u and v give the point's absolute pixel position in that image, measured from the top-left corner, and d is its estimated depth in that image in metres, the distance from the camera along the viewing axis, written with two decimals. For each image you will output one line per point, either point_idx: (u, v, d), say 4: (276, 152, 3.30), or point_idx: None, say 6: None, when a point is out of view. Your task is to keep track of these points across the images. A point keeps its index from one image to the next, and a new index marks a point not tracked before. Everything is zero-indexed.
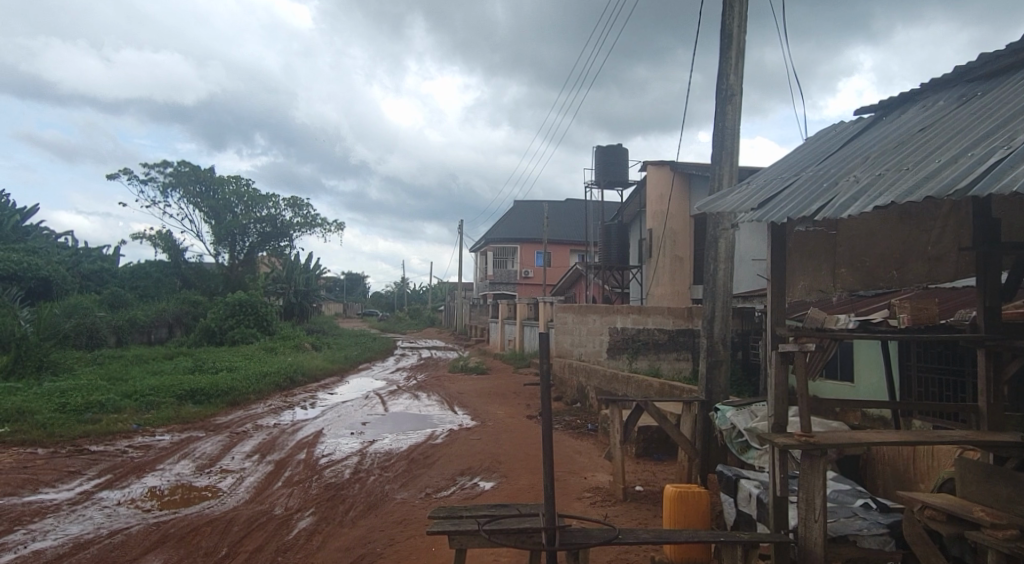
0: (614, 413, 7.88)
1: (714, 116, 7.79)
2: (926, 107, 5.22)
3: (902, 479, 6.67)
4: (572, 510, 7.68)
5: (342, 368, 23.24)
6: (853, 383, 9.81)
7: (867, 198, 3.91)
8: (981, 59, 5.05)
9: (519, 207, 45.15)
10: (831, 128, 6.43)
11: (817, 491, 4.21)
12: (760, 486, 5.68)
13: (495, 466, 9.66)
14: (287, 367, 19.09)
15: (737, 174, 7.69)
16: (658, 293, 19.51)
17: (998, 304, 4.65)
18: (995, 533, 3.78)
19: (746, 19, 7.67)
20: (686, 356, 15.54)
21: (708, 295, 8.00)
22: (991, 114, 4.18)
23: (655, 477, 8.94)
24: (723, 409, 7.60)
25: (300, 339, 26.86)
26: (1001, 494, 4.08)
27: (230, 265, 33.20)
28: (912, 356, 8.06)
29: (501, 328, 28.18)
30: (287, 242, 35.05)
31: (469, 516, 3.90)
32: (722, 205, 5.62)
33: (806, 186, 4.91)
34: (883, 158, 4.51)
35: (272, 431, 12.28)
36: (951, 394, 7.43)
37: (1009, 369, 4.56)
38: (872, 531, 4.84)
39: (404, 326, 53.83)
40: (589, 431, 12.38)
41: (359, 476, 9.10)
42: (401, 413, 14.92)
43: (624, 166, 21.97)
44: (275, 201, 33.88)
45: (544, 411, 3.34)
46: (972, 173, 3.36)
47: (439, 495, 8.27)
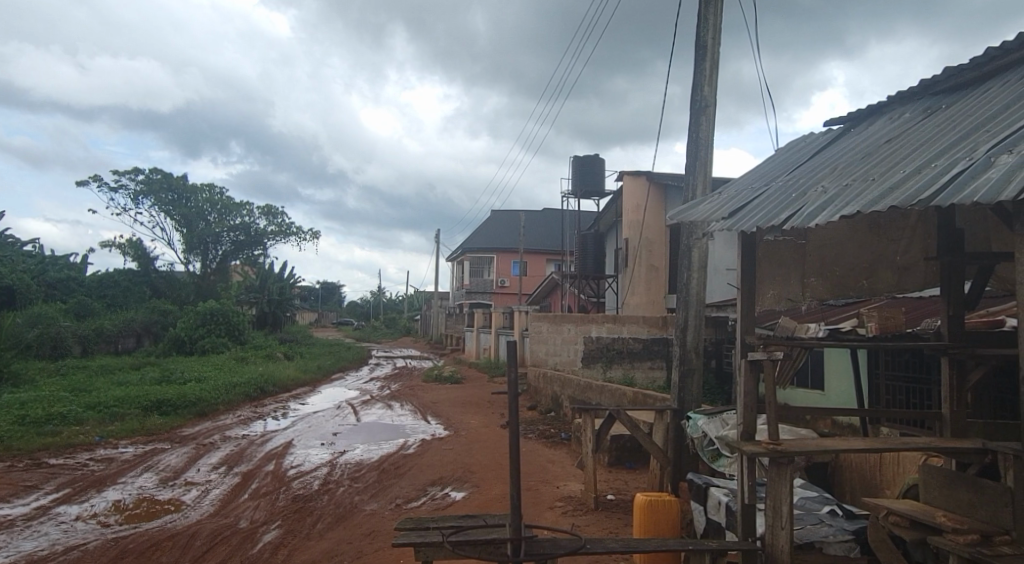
0: (586, 422, 7.83)
1: (688, 126, 7.86)
2: (892, 119, 5.29)
3: (868, 486, 6.77)
4: (543, 520, 7.64)
5: (315, 378, 22.98)
6: (824, 391, 9.94)
7: (835, 207, 3.95)
8: (944, 73, 5.12)
9: (497, 215, 45.19)
10: (801, 139, 6.50)
11: (784, 499, 4.21)
12: (729, 495, 5.71)
13: (467, 476, 9.59)
14: (258, 377, 18.81)
15: (710, 184, 7.73)
16: (633, 302, 19.62)
17: (961, 314, 4.71)
18: (957, 538, 3.81)
19: (720, 31, 7.76)
20: (660, 364, 15.65)
21: (682, 304, 8.01)
22: (954, 125, 4.24)
23: (627, 485, 8.93)
24: (695, 417, 7.63)
25: (272, 348, 26.50)
26: (963, 500, 4.12)
27: (201, 274, 32.77)
28: (881, 365, 8.21)
29: (476, 337, 28.16)
30: (260, 251, 34.71)
31: (435, 527, 3.84)
32: (694, 213, 5.67)
33: (777, 195, 4.96)
34: (850, 169, 4.56)
35: (240, 442, 12.06)
36: (918, 402, 7.55)
37: (971, 377, 4.64)
38: (838, 537, 4.87)
39: (379, 336, 53.39)
40: (562, 440, 12.38)
41: (328, 488, 8.96)
42: (374, 423, 14.77)
43: (600, 176, 22.11)
44: (249, 209, 33.60)
45: (512, 419, 3.28)
46: (935, 183, 3.38)
47: (409, 506, 8.18)
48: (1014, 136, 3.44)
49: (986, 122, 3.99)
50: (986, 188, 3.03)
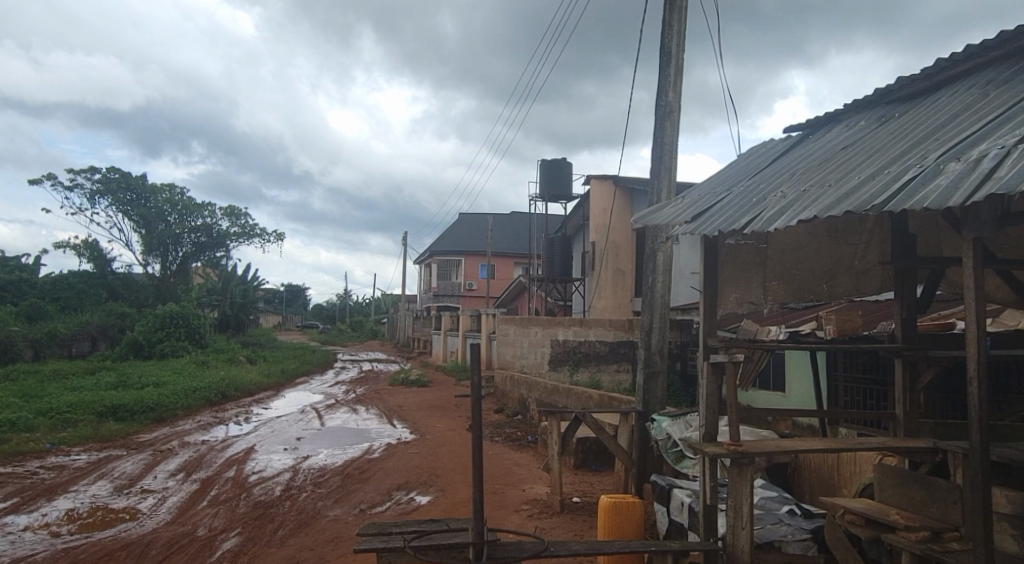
0: (552, 424, 7.85)
1: (653, 131, 7.95)
2: (849, 127, 5.42)
3: (825, 485, 6.92)
4: (507, 524, 7.62)
5: (278, 381, 22.61)
6: (785, 393, 10.13)
7: (793, 212, 4.03)
8: (898, 82, 5.25)
9: (464, 218, 45.12)
10: (762, 145, 6.61)
11: (745, 499, 4.26)
12: (692, 495, 5.79)
13: (433, 480, 9.52)
14: (220, 382, 18.42)
15: (674, 188, 7.81)
16: (600, 305, 19.77)
17: (914, 317, 4.84)
18: (909, 535, 3.91)
19: (684, 38, 7.86)
20: (626, 367, 15.76)
21: (647, 307, 8.07)
22: (907, 133, 4.35)
23: (592, 487, 8.97)
24: (659, 420, 7.74)
25: (234, 352, 25.99)
26: (916, 498, 4.22)
27: (161, 276, 32.02)
28: (841, 367, 8.40)
29: (444, 340, 28.05)
30: (223, 252, 34.10)
31: (397, 532, 3.80)
32: (659, 217, 5.74)
33: (738, 200, 5.04)
34: (808, 175, 4.66)
35: (199, 447, 11.79)
36: (874, 403, 7.75)
37: (923, 378, 4.77)
38: (797, 537, 4.96)
39: (345, 339, 52.83)
40: (528, 443, 12.39)
41: (290, 494, 8.81)
42: (339, 427, 14.59)
43: (567, 179, 22.23)
44: (210, 210, 32.99)
45: (475, 423, 3.25)
46: (886, 190, 3.47)
47: (373, 511, 8.09)
48: (962, 143, 3.55)
49: (936, 130, 4.10)
50: (935, 194, 3.11)
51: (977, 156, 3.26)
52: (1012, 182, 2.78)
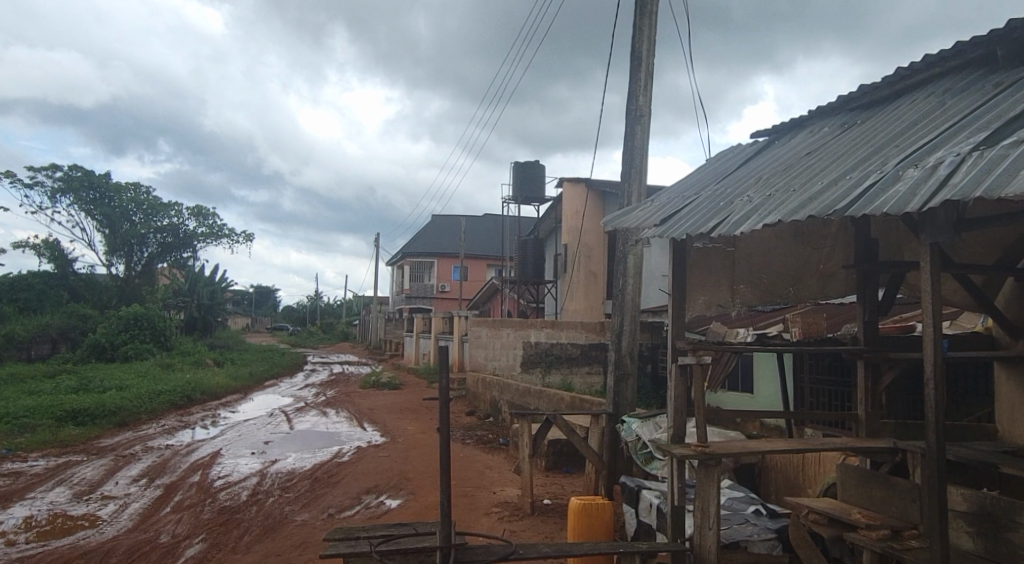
0: (523, 427, 7.85)
1: (624, 135, 8.01)
2: (813, 133, 5.51)
3: (791, 485, 7.03)
4: (477, 527, 7.60)
5: (246, 384, 22.26)
6: (753, 394, 10.30)
7: (758, 216, 4.09)
8: (860, 89, 5.35)
9: (437, 220, 44.95)
10: (729, 150, 6.70)
11: (712, 500, 4.30)
12: (660, 496, 5.85)
13: (403, 483, 9.46)
14: (185, 385, 18.08)
15: (645, 192, 7.88)
16: (572, 307, 19.87)
17: (877, 320, 4.93)
18: (870, 534, 3.98)
19: (654, 43, 7.94)
20: (597, 370, 15.85)
21: (617, 309, 8.11)
22: (867, 140, 4.44)
23: (563, 489, 8.99)
24: (629, 421, 7.85)
25: (201, 354, 25.51)
26: (876, 496, 4.31)
27: (125, 276, 31.32)
28: (806, 369, 8.57)
29: (416, 342, 27.90)
30: (189, 253, 33.49)
31: (365, 537, 3.76)
32: (627, 220, 5.78)
33: (705, 204, 5.09)
34: (773, 180, 4.73)
35: (163, 452, 11.55)
36: (838, 403, 7.91)
37: (884, 379, 4.87)
38: (762, 537, 5.04)
39: (316, 341, 52.26)
40: (500, 445, 12.37)
41: (257, 498, 8.68)
42: (307, 431, 14.41)
43: (540, 182, 22.28)
44: (176, 210, 32.38)
45: (443, 426, 3.24)
46: (848, 196, 3.54)
47: (342, 515, 8.00)
48: (919, 151, 3.63)
49: (896, 137, 4.18)
50: (894, 200, 3.18)
51: (933, 164, 3.34)
52: (966, 190, 2.85)
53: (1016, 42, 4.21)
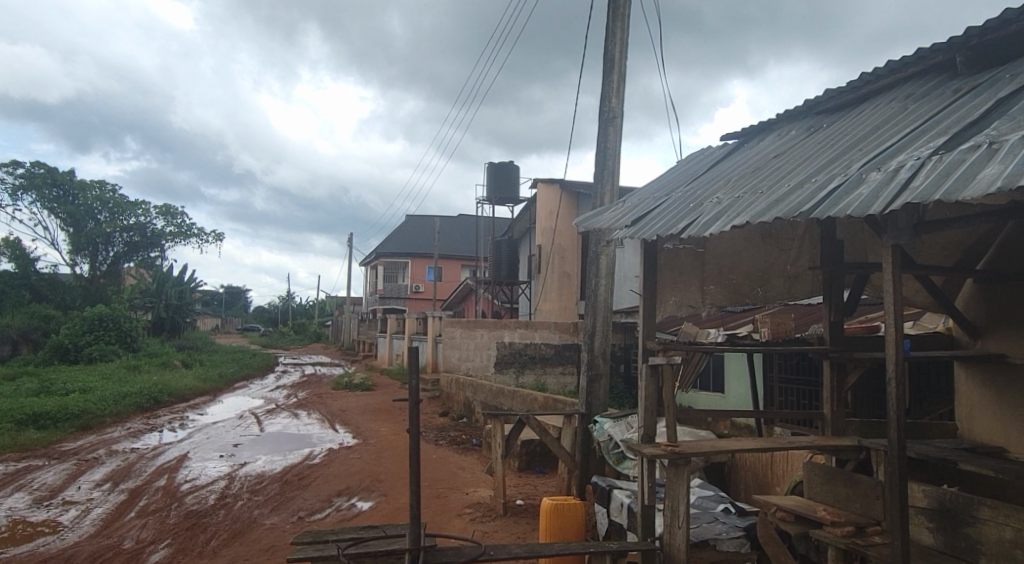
0: (495, 427, 7.84)
1: (596, 136, 8.04)
2: (780, 136, 5.60)
3: (759, 484, 7.13)
4: (450, 528, 7.57)
5: (215, 386, 21.91)
6: (723, 394, 10.42)
7: (726, 218, 4.14)
8: (826, 94, 5.44)
9: (411, 220, 44.75)
10: (699, 152, 6.76)
11: (681, 499, 4.33)
12: (631, 495, 5.88)
13: (374, 485, 9.38)
14: (152, 387, 17.73)
15: (617, 193, 7.92)
16: (546, 308, 19.92)
17: (842, 320, 5.02)
18: (834, 530, 4.04)
19: (627, 45, 7.99)
20: (571, 370, 15.89)
21: (590, 310, 8.13)
22: (833, 143, 4.52)
23: (536, 490, 9.00)
24: (601, 421, 7.90)
25: (168, 355, 25.05)
26: (841, 493, 4.39)
27: (90, 276, 30.64)
28: (775, 368, 8.69)
29: (389, 343, 27.73)
30: (157, 252, 32.88)
31: (333, 540, 3.71)
32: (600, 221, 5.81)
33: (676, 205, 5.13)
34: (742, 182, 4.78)
35: (128, 456, 11.31)
36: (806, 403, 8.01)
37: (850, 378, 4.96)
38: (730, 535, 5.10)
39: (287, 342, 51.66)
40: (473, 446, 12.34)
41: (225, 502, 8.54)
42: (278, 433, 14.23)
43: (514, 183, 22.29)
44: (143, 208, 31.76)
45: (412, 426, 3.21)
46: (813, 198, 3.59)
47: (312, 518, 7.91)
48: (882, 154, 3.70)
49: (859, 141, 4.26)
50: (857, 202, 3.23)
51: (896, 167, 3.40)
52: (925, 193, 2.91)
53: (974, 48, 4.32)
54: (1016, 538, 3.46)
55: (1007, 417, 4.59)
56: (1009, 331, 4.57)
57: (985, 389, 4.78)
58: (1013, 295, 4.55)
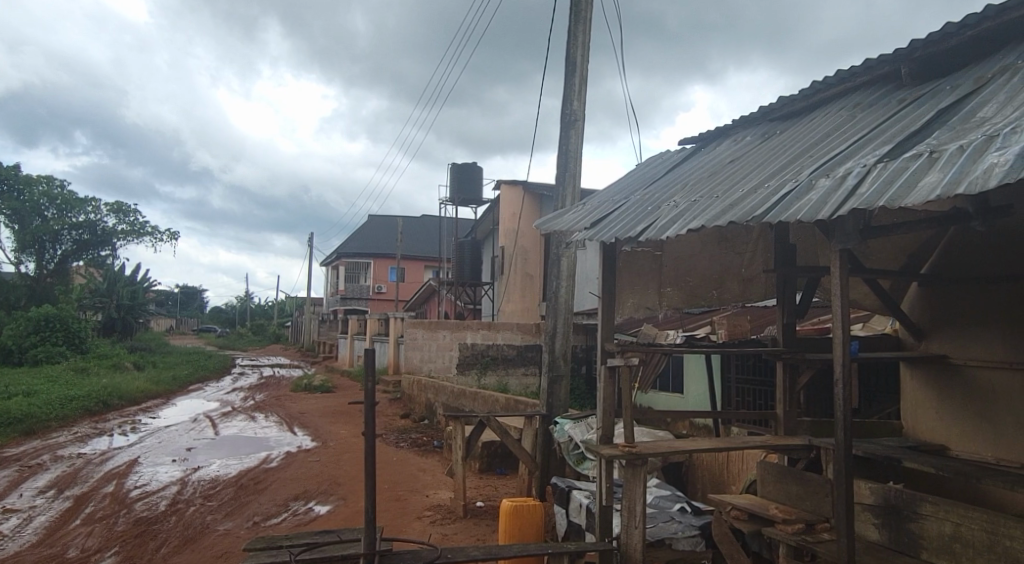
0: (456, 429, 7.80)
1: (559, 139, 8.08)
2: (736, 141, 5.70)
3: (716, 483, 7.25)
4: (409, 531, 7.51)
5: (168, 389, 21.32)
6: (683, 394, 10.57)
7: (682, 221, 4.20)
8: (780, 101, 5.56)
9: (374, 220, 44.36)
10: (658, 155, 6.84)
11: (638, 499, 4.36)
12: (590, 496, 5.93)
13: (333, 488, 9.25)
14: (102, 390, 17.19)
15: (579, 195, 7.96)
16: (509, 309, 19.92)
17: (794, 322, 5.13)
18: (786, 527, 4.13)
19: (588, 50, 8.04)
20: (533, 371, 15.87)
21: (551, 311, 8.14)
22: (785, 149, 4.62)
23: (496, 491, 9.00)
24: (562, 422, 7.95)
25: (119, 357, 24.31)
26: (792, 492, 4.48)
27: (36, 276, 29.58)
28: (733, 368, 8.86)
29: (350, 344, 27.39)
30: (108, 251, 31.91)
31: (286, 546, 3.65)
32: (560, 223, 5.83)
33: (634, 208, 5.19)
34: (698, 186, 4.86)
35: (75, 461, 10.93)
36: (761, 403, 8.19)
37: (802, 378, 5.07)
38: (686, 533, 5.19)
39: (245, 343, 50.62)
40: (434, 448, 12.27)
41: (177, 508, 8.33)
42: (234, 436, 13.92)
43: (478, 184, 22.26)
44: (94, 205, 30.80)
45: (368, 430, 3.17)
46: (766, 202, 3.67)
47: (268, 523, 7.76)
48: (832, 161, 3.79)
49: (811, 148, 4.35)
50: (807, 207, 3.31)
51: (843, 174, 3.49)
52: (870, 199, 2.99)
53: (919, 59, 4.47)
54: (956, 532, 3.60)
55: (948, 414, 4.75)
56: (950, 331, 4.75)
57: (928, 389, 4.94)
58: (955, 298, 4.73)
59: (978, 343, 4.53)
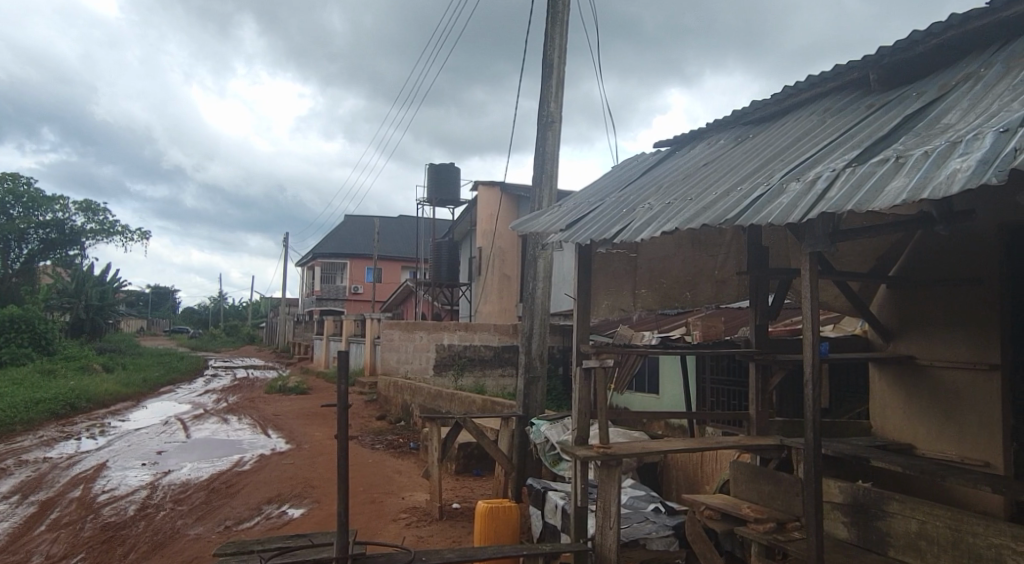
0: (432, 430, 7.76)
1: (535, 140, 8.08)
2: (711, 145, 5.75)
3: (690, 483, 7.30)
4: (384, 534, 7.46)
5: (139, 391, 20.95)
6: (659, 395, 10.66)
7: (656, 224, 4.22)
8: (753, 105, 5.62)
9: (351, 220, 44.06)
10: (634, 157, 6.87)
11: (612, 499, 4.38)
12: (566, 497, 5.95)
13: (307, 491, 9.16)
14: (69, 392, 16.83)
15: (555, 196, 7.97)
16: (486, 310, 19.90)
17: (766, 323, 5.19)
18: (758, 527, 4.18)
19: (565, 52, 8.06)
20: (510, 372, 15.86)
21: (527, 312, 8.12)
22: (758, 153, 4.67)
23: (472, 493, 8.98)
24: (538, 423, 7.94)
25: (88, 359, 23.82)
26: (764, 491, 4.53)
27: (2, 275, 28.91)
28: (708, 369, 8.96)
29: (325, 345, 27.16)
30: (77, 250, 31.30)
31: (258, 551, 3.59)
32: (536, 225, 5.83)
33: (609, 210, 5.21)
34: (673, 188, 4.89)
35: (40, 466, 10.69)
36: (736, 403, 8.28)
37: (773, 379, 5.14)
38: (660, 533, 5.22)
39: (219, 344, 49.92)
40: (410, 449, 12.21)
41: (147, 512, 8.18)
42: (206, 439, 13.71)
43: (455, 184, 22.21)
44: (62, 204, 30.20)
45: (340, 433, 3.14)
46: (738, 206, 3.70)
47: (240, 527, 7.66)
48: (803, 165, 3.84)
49: (783, 151, 4.41)
50: (779, 211, 3.34)
51: (812, 178, 3.55)
52: (838, 203, 3.04)
53: (886, 66, 4.55)
54: (921, 529, 3.67)
55: (915, 414, 4.85)
56: (917, 333, 4.84)
57: (896, 390, 5.03)
58: (921, 301, 4.83)
59: (942, 344, 4.63)
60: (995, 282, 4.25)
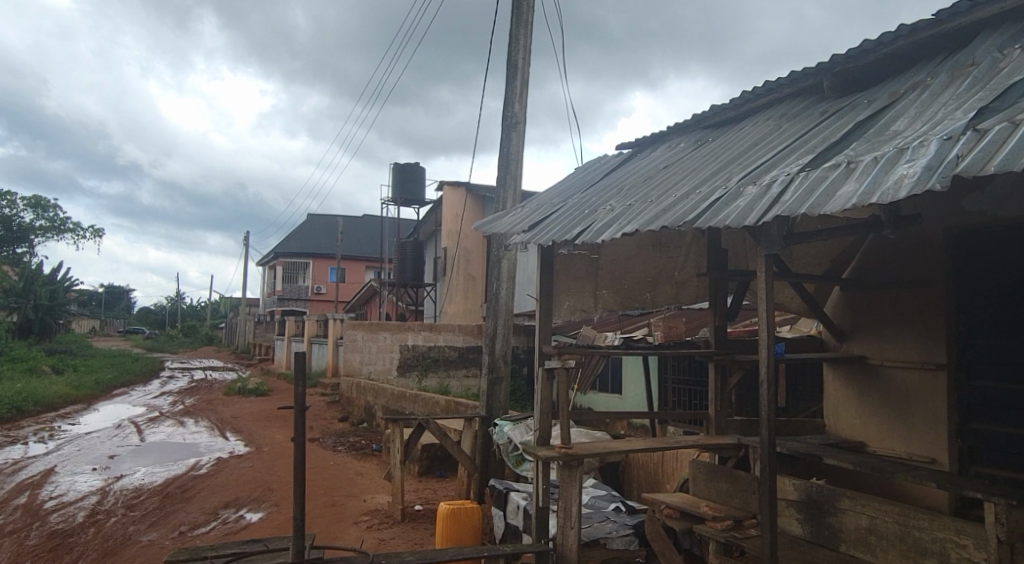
0: (394, 432, 7.69)
1: (500, 141, 8.08)
2: (671, 147, 5.82)
3: (650, 482, 7.39)
4: (345, 537, 7.36)
5: (90, 394, 20.32)
6: (622, 395, 10.76)
7: (617, 225, 4.26)
8: (712, 109, 5.71)
9: (314, 219, 43.45)
10: (597, 159, 6.91)
11: (573, 499, 4.39)
12: (527, 498, 5.97)
13: (265, 495, 8.99)
14: (16, 395, 16.25)
15: (519, 196, 7.97)
16: (451, 310, 19.82)
17: (725, 324, 5.26)
18: (715, 525, 4.24)
19: (529, 52, 8.06)
20: (474, 372, 15.81)
21: (491, 312, 8.10)
22: (716, 156, 4.74)
23: (435, 494, 8.93)
24: (501, 424, 7.92)
25: (37, 361, 23.04)
26: (722, 489, 4.60)
27: None
28: (670, 370, 9.07)
29: (286, 346, 26.72)
30: (25, 248, 30.27)
31: (212, 557, 3.49)
32: (499, 225, 5.83)
33: (572, 211, 5.23)
34: (634, 190, 4.93)
35: None
36: (696, 403, 8.39)
37: (731, 379, 5.21)
38: (620, 533, 5.27)
39: (176, 345, 48.72)
40: (373, 451, 12.07)
41: (97, 519, 7.93)
42: (161, 442, 13.36)
43: (420, 184, 22.07)
44: (10, 200, 29.20)
45: (296, 434, 3.07)
46: (696, 208, 3.75)
47: (195, 532, 7.47)
48: (759, 168, 3.91)
49: (740, 156, 4.48)
50: (736, 213, 3.40)
51: (768, 182, 3.61)
52: (792, 207, 3.10)
53: (840, 74, 4.66)
54: (871, 525, 3.77)
55: (866, 412, 4.99)
56: (869, 334, 4.97)
57: (848, 388, 5.16)
58: (872, 303, 4.96)
59: (892, 344, 4.77)
60: (941, 284, 4.39)
